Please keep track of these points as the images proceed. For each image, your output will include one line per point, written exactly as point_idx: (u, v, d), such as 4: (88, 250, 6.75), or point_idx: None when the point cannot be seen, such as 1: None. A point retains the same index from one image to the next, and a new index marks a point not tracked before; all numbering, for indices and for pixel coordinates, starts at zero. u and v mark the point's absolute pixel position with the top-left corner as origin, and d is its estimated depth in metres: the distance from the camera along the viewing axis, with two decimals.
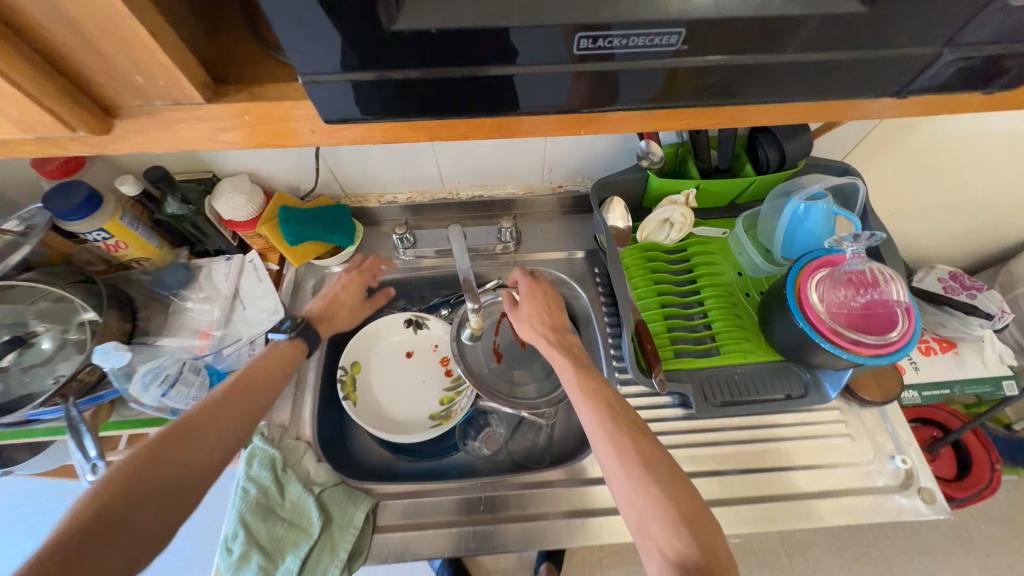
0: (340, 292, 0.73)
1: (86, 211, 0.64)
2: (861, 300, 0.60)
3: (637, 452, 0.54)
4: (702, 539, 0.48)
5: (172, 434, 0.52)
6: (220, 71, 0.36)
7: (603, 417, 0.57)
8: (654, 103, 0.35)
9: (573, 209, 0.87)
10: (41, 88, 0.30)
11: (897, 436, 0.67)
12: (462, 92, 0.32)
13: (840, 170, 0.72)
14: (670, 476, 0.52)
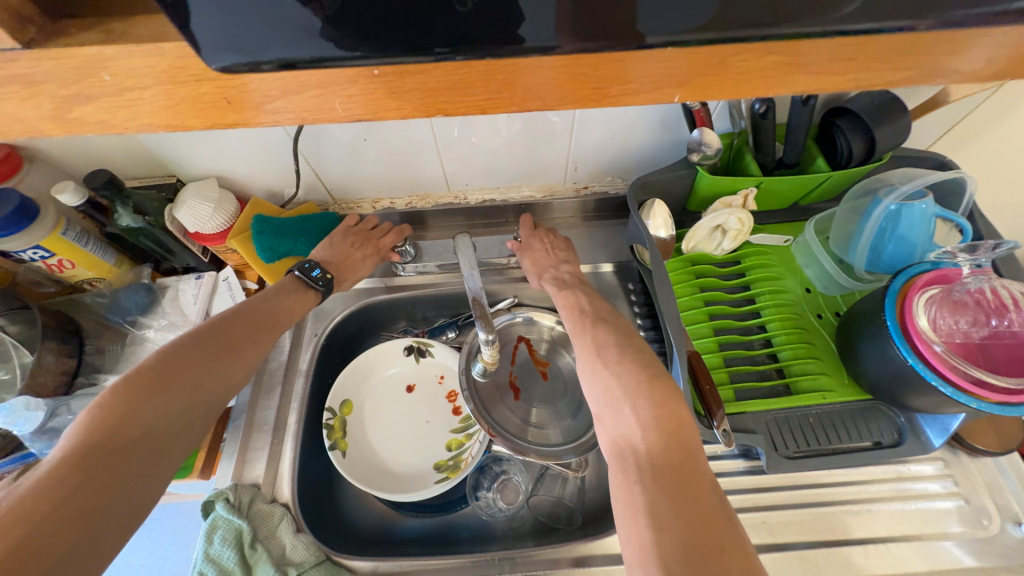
0: (358, 255, 0.64)
1: (19, 223, 0.53)
2: (984, 330, 0.46)
3: (597, 346, 0.52)
4: (665, 423, 0.42)
5: (191, 351, 0.47)
6: (65, 13, 0.25)
7: (580, 322, 0.56)
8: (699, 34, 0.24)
9: (599, 214, 0.74)
10: None
11: (1020, 495, 0.54)
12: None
13: (936, 163, 0.58)
14: (629, 359, 0.48)
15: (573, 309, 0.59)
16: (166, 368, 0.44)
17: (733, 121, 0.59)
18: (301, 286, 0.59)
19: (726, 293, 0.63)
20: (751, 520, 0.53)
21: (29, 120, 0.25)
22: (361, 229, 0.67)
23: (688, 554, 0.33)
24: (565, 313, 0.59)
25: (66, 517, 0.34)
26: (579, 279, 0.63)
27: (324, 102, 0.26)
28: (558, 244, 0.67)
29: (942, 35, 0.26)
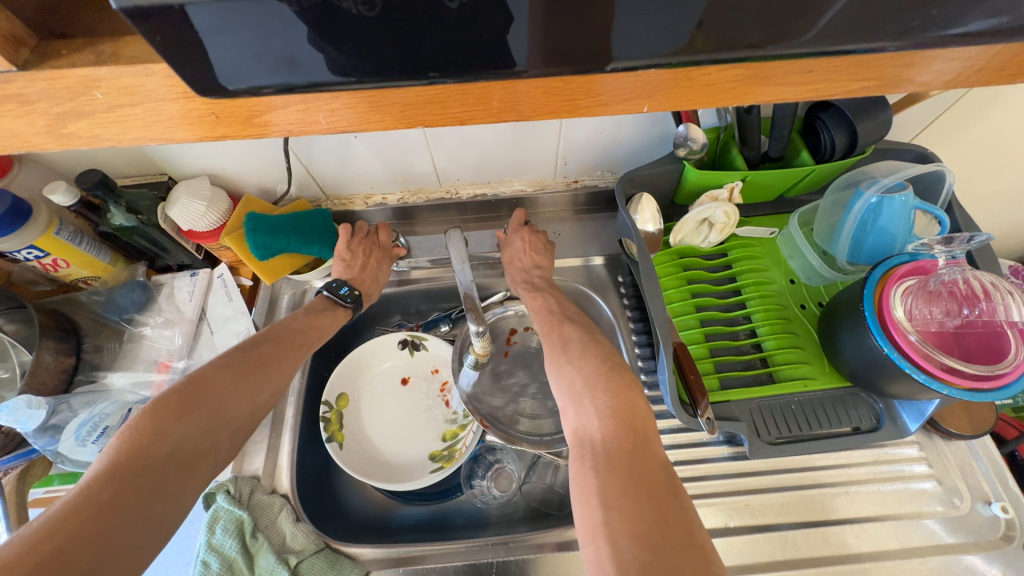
0: (374, 267, 0.67)
1: (12, 225, 0.53)
2: (957, 319, 0.48)
3: (564, 343, 0.55)
4: (621, 413, 0.44)
5: (221, 371, 0.50)
6: (58, 32, 0.26)
7: (547, 323, 0.59)
8: (671, 52, 0.25)
9: (589, 207, 0.75)
10: None
11: (992, 477, 0.56)
12: (400, 28, 0.22)
13: (916, 155, 0.59)
14: (591, 354, 0.51)
15: (541, 314, 0.61)
16: (193, 389, 0.47)
17: (720, 116, 0.60)
18: (341, 307, 0.63)
19: (713, 285, 0.64)
20: (735, 503, 0.55)
21: (28, 135, 0.26)
22: (368, 242, 0.67)
23: (635, 529, 0.35)
24: (534, 314, 0.61)
25: (101, 527, 0.36)
26: (549, 283, 0.65)
27: (309, 116, 0.28)
28: (538, 243, 0.67)
29: (899, 57, 0.27)
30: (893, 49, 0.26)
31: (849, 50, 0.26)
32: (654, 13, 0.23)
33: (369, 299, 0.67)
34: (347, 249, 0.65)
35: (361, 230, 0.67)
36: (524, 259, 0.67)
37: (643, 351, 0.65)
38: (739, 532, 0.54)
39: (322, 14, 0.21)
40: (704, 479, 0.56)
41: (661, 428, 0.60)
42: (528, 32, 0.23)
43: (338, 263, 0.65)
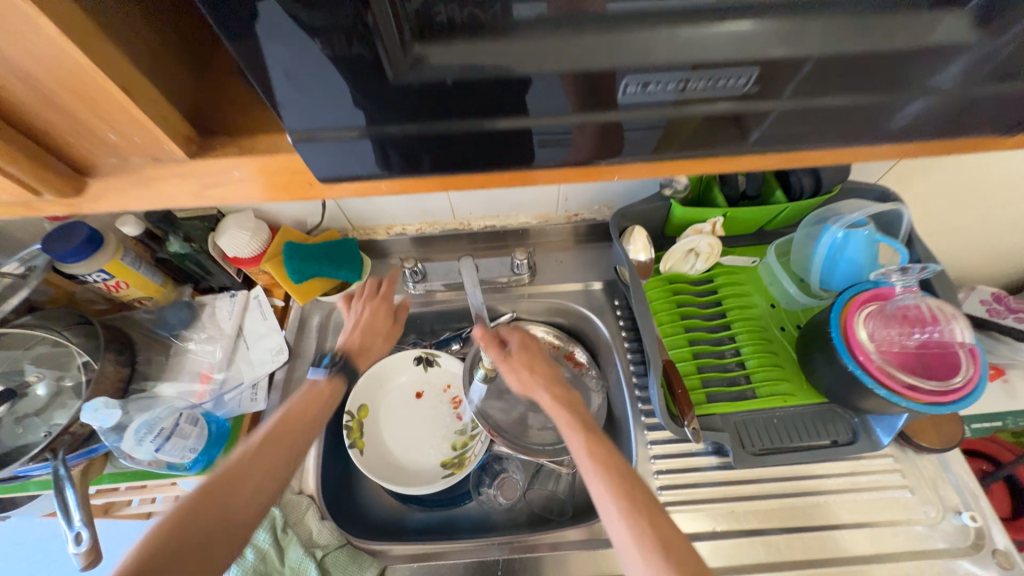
0: (368, 323, 0.67)
1: (86, 252, 0.62)
2: (914, 339, 0.54)
3: (662, 540, 0.43)
4: None
5: (316, 405, 0.58)
6: (201, 116, 0.33)
7: (627, 494, 0.46)
8: (659, 147, 0.33)
9: (589, 238, 0.83)
10: (21, 161, 0.29)
11: (962, 488, 0.61)
12: (461, 143, 0.31)
13: (879, 195, 0.66)
14: (684, 545, 0.43)
15: (614, 468, 0.49)
16: (294, 418, 0.55)
17: None
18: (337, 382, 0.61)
19: (701, 309, 0.70)
20: (722, 509, 0.60)
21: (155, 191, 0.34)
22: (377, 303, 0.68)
23: None
24: (599, 477, 0.48)
25: (204, 526, 0.44)
26: (573, 403, 0.58)
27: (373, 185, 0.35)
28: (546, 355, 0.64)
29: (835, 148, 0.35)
30: (822, 147, 0.35)
31: (794, 138, 0.33)
32: (633, 132, 0.32)
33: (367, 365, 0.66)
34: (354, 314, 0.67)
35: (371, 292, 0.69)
36: (540, 373, 0.61)
37: (637, 368, 0.71)
38: (727, 536, 0.59)
39: (412, 141, 0.30)
40: (694, 486, 0.61)
41: (655, 440, 0.65)
42: (552, 141, 0.32)
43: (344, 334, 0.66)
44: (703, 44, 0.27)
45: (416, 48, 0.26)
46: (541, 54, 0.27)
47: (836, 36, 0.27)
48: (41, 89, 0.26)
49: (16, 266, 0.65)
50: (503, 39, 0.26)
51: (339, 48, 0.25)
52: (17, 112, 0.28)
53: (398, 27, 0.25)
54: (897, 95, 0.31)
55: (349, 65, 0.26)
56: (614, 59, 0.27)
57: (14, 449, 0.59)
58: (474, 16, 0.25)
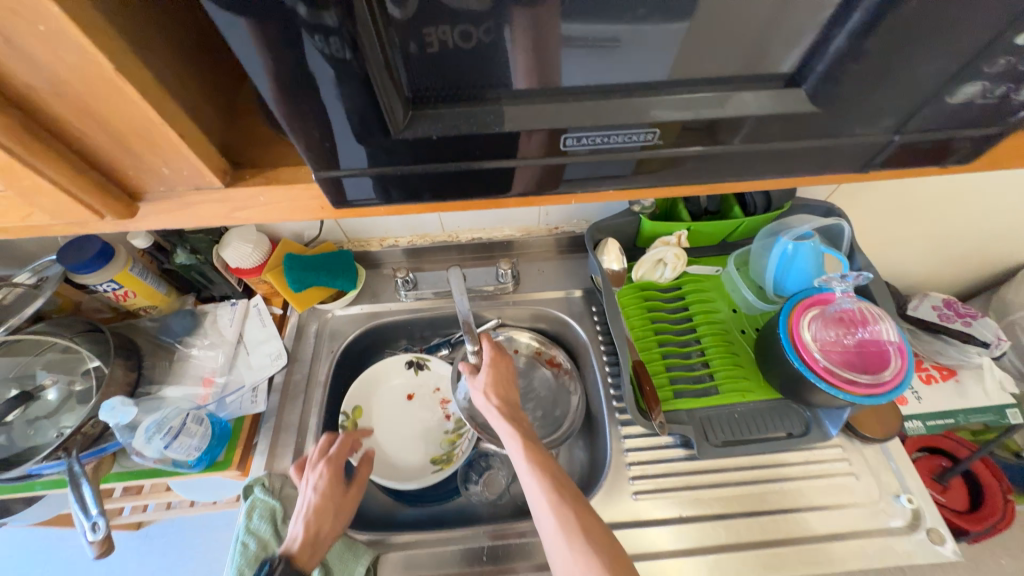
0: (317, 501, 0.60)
1: (99, 264, 0.66)
2: (852, 339, 0.61)
3: (584, 528, 0.50)
4: None
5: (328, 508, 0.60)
6: (234, 153, 0.35)
7: (555, 494, 0.53)
8: (637, 177, 0.36)
9: (570, 249, 0.89)
10: (77, 184, 0.29)
11: (901, 474, 0.68)
12: (444, 181, 0.34)
13: (824, 210, 0.74)
14: (605, 539, 0.49)
15: (551, 480, 0.55)
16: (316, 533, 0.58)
17: None
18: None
19: (670, 314, 0.77)
20: (689, 496, 0.66)
21: None
22: (335, 482, 0.62)
23: None
24: (535, 478, 0.55)
25: None
26: (514, 413, 0.64)
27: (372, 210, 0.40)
28: (507, 373, 0.70)
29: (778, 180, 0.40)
30: (771, 182, 0.39)
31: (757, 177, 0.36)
32: (608, 169, 0.34)
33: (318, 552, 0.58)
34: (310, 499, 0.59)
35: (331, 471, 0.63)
36: (502, 389, 0.68)
37: (613, 369, 0.77)
38: (694, 520, 0.64)
39: (401, 181, 0.33)
40: (663, 475, 0.67)
41: (629, 434, 0.71)
42: (529, 178, 0.35)
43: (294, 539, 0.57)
44: (663, 106, 0.30)
45: (412, 113, 0.30)
46: (516, 116, 0.30)
47: (785, 103, 0.30)
48: (95, 124, 0.27)
49: (30, 276, 0.69)
50: (494, 102, 0.30)
51: (348, 103, 0.28)
52: (77, 146, 0.29)
53: (396, 94, 0.28)
54: (874, 136, 0.32)
55: (351, 122, 0.29)
56: (582, 122, 0.30)
57: (27, 448, 0.63)
58: (475, 46, 0.27)
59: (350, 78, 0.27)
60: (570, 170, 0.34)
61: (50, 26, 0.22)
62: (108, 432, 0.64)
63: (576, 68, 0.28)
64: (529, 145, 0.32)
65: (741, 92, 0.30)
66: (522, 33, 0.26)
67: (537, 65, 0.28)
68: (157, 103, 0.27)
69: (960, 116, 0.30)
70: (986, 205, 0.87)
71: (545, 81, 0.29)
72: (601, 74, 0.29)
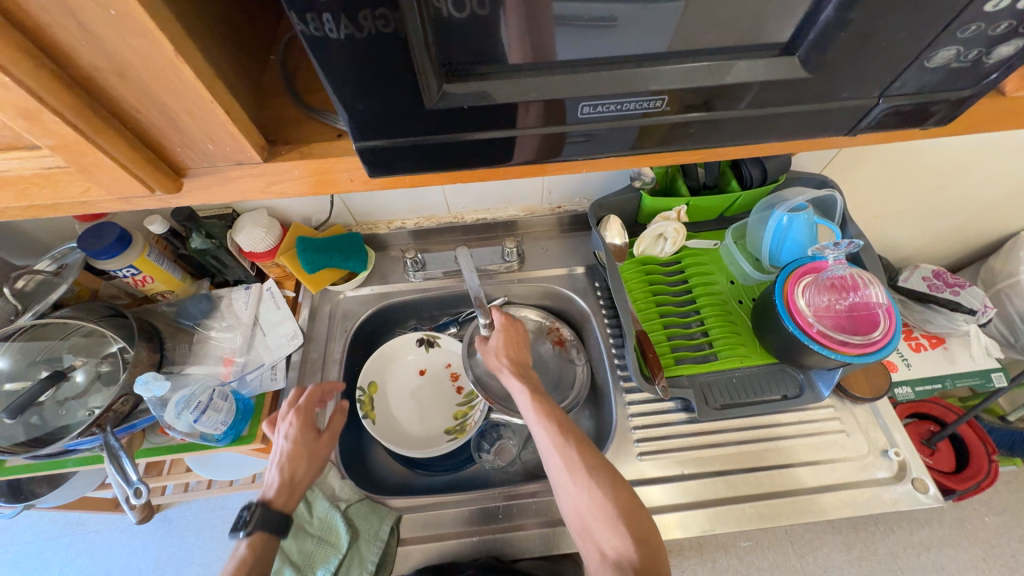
0: (291, 447, 0.60)
1: (118, 249, 0.68)
2: (845, 303, 0.64)
3: (585, 464, 0.57)
4: (638, 531, 0.52)
5: (301, 449, 0.61)
6: (269, 132, 0.37)
7: (560, 438, 0.59)
8: (642, 147, 0.38)
9: (572, 227, 0.92)
10: (132, 161, 0.32)
11: (889, 430, 0.72)
12: (460, 153, 0.36)
13: (817, 182, 0.77)
14: (607, 474, 0.57)
15: (555, 426, 0.61)
16: (290, 479, 0.59)
17: None
18: (269, 533, 0.54)
19: (670, 287, 0.80)
20: (691, 456, 0.70)
21: None
22: (305, 429, 0.63)
23: None
24: (541, 425, 0.62)
25: None
26: (522, 368, 0.69)
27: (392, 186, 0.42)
28: (513, 333, 0.73)
29: (771, 148, 0.43)
30: (760, 149, 0.42)
31: (755, 143, 0.38)
32: (616, 140, 0.37)
33: (296, 495, 0.59)
34: (281, 448, 0.60)
35: (301, 419, 0.63)
36: (515, 351, 0.72)
37: (616, 341, 0.80)
38: (695, 477, 0.69)
39: (423, 151, 0.35)
40: (666, 436, 0.71)
41: (632, 400, 0.75)
42: (540, 149, 0.37)
43: (272, 484, 0.59)
44: (669, 76, 0.32)
45: (445, 87, 0.32)
46: (536, 88, 0.32)
47: (781, 68, 0.32)
48: (152, 104, 0.30)
49: (50, 264, 0.72)
50: (514, 76, 0.32)
51: (356, 80, 0.30)
52: (132, 126, 0.32)
53: (432, 66, 0.30)
54: (862, 100, 0.34)
55: (391, 94, 0.31)
56: (598, 90, 0.32)
57: (61, 428, 0.65)
58: (471, 16, 0.28)
59: (354, 56, 0.29)
60: (584, 141, 0.37)
61: (120, 11, 0.24)
62: (137, 410, 0.68)
63: (568, 43, 0.30)
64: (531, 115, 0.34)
65: (739, 67, 0.32)
66: (513, 7, 0.28)
67: (530, 41, 0.30)
68: (207, 82, 0.29)
69: (944, 77, 0.33)
70: (974, 176, 0.90)
71: (539, 56, 0.31)
72: (610, 46, 0.31)
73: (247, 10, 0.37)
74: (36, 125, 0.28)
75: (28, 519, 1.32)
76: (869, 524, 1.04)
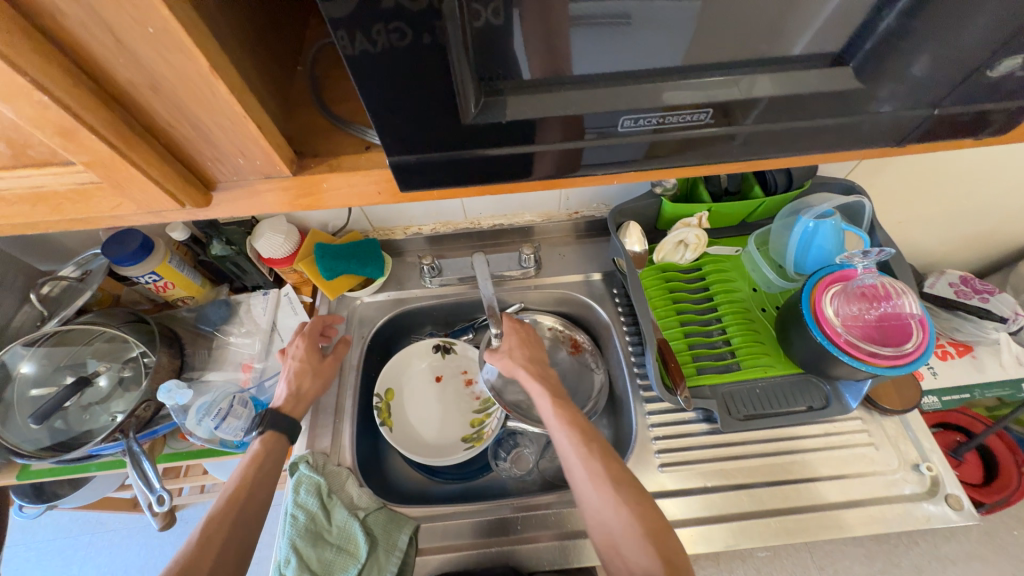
0: (297, 367, 0.70)
1: (140, 257, 0.69)
2: (873, 313, 0.63)
3: (611, 477, 0.56)
4: (666, 551, 0.51)
5: (307, 370, 0.71)
6: (299, 145, 0.37)
7: (584, 448, 0.58)
8: (673, 159, 0.37)
9: (589, 233, 0.91)
10: (165, 176, 0.32)
11: (920, 444, 0.70)
12: (492, 168, 0.36)
13: (845, 187, 0.75)
14: (633, 489, 0.55)
15: (580, 437, 0.60)
16: (299, 394, 0.69)
17: None
18: (277, 433, 0.64)
19: (690, 294, 0.78)
20: (714, 468, 0.68)
21: None
22: (311, 352, 0.72)
23: None
24: (565, 435, 0.61)
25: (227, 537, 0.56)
26: (539, 370, 0.69)
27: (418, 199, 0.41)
28: (527, 336, 0.74)
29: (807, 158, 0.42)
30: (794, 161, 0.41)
31: (793, 154, 0.37)
32: (655, 154, 0.36)
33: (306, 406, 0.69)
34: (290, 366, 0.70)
35: (306, 343, 0.72)
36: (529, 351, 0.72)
37: (635, 349, 0.79)
38: (717, 490, 0.67)
39: (454, 167, 0.35)
40: (688, 447, 0.70)
41: (652, 410, 0.73)
42: (569, 163, 0.36)
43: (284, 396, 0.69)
44: (706, 88, 0.32)
45: (485, 100, 0.31)
46: (571, 103, 0.32)
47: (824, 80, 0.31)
48: (185, 120, 0.30)
49: (74, 270, 0.72)
50: (553, 91, 0.32)
51: (393, 94, 0.30)
52: (165, 142, 0.32)
53: (471, 79, 0.30)
54: (910, 111, 0.33)
55: (430, 112, 0.31)
56: (638, 105, 0.32)
57: (84, 432, 0.66)
58: (485, 26, 0.28)
59: (372, 71, 0.28)
60: (620, 154, 0.35)
61: (158, 28, 0.24)
62: (158, 416, 0.68)
63: (583, 53, 0.30)
64: (557, 130, 0.33)
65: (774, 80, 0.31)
66: (546, 21, 0.28)
67: (545, 54, 0.29)
68: (240, 97, 0.29)
69: (1000, 86, 0.31)
70: (1007, 180, 0.87)
71: (569, 70, 0.31)
72: (641, 51, 0.30)
73: (275, 20, 0.37)
74: (71, 142, 0.28)
75: (47, 517, 1.35)
76: (892, 537, 1.01)
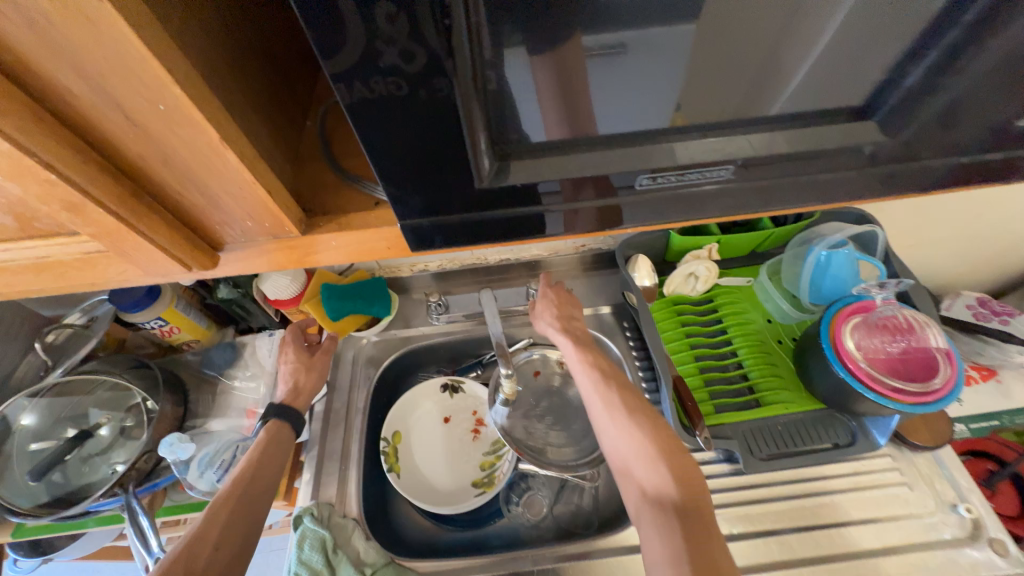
0: (290, 367, 0.72)
1: (145, 302, 0.68)
2: (896, 346, 0.61)
3: (627, 407, 0.57)
4: (683, 476, 0.51)
5: (297, 368, 0.72)
6: (306, 202, 0.37)
7: (602, 388, 0.60)
8: (677, 207, 0.38)
9: (596, 265, 0.90)
10: (173, 243, 0.33)
11: (956, 482, 0.66)
12: (507, 225, 0.38)
13: (856, 216, 0.73)
14: (649, 419, 0.56)
15: (598, 374, 0.62)
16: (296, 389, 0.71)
17: None
18: (280, 420, 0.67)
19: (704, 327, 0.77)
20: (738, 513, 0.65)
21: None
22: (298, 352, 0.74)
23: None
24: (584, 373, 0.63)
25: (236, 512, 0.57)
26: (579, 332, 0.69)
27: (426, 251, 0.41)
28: (563, 299, 0.73)
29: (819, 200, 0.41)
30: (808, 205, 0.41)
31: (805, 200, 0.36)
32: (667, 207, 0.38)
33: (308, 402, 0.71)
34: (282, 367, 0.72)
35: (291, 346, 0.74)
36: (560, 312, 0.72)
37: (648, 384, 0.77)
38: (743, 537, 0.63)
39: (472, 227, 0.37)
40: (710, 491, 0.66)
41: None
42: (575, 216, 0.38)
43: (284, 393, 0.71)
44: (688, 144, 0.34)
45: (502, 162, 0.33)
46: (581, 165, 0.33)
47: None
48: (194, 186, 0.31)
49: (80, 316, 0.72)
50: (569, 151, 0.33)
51: (404, 150, 0.31)
52: (175, 209, 0.33)
53: (486, 144, 0.31)
54: None
55: (451, 178, 0.33)
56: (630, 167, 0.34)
57: (82, 486, 0.64)
58: (489, 89, 0.28)
59: (378, 126, 0.29)
60: (626, 210, 0.38)
61: (169, 105, 0.25)
62: (159, 467, 0.67)
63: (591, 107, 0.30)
64: (566, 190, 0.35)
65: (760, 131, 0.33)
66: (554, 83, 0.29)
67: (560, 119, 0.31)
68: (247, 162, 0.29)
69: None
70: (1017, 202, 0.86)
71: (574, 131, 0.32)
72: (642, 105, 0.31)
73: (285, 80, 0.38)
74: (80, 217, 0.30)
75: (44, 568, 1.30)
76: None
